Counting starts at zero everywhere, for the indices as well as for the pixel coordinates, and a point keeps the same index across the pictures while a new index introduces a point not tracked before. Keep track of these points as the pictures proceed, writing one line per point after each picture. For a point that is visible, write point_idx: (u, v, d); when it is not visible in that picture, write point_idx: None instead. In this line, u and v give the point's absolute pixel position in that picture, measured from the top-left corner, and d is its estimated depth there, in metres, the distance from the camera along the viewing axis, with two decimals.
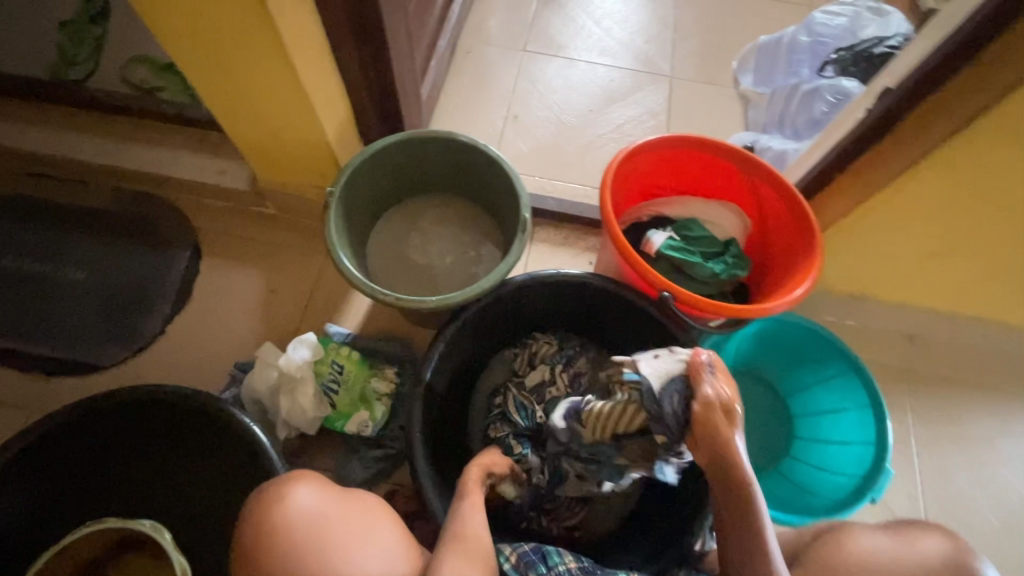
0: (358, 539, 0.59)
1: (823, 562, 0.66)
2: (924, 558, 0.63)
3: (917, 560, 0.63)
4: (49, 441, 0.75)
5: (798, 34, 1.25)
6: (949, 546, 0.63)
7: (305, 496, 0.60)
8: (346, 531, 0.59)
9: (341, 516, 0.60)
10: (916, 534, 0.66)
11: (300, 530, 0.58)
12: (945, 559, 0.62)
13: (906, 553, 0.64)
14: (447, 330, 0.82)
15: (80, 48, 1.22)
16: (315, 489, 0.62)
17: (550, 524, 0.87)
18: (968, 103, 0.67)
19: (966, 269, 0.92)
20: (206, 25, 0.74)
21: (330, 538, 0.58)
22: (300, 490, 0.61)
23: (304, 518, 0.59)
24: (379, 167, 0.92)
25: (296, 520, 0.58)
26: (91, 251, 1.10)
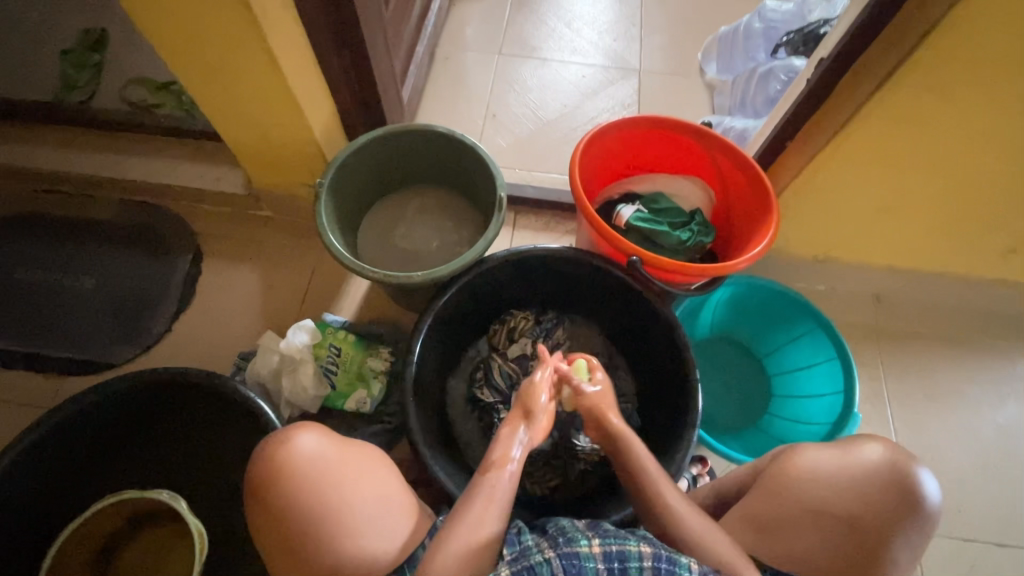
0: (356, 478, 0.67)
1: (779, 478, 0.71)
2: (864, 465, 0.69)
3: (859, 467, 0.69)
4: (69, 425, 0.81)
5: (752, 21, 1.33)
6: (888, 453, 0.69)
7: (309, 440, 0.67)
8: (345, 471, 0.67)
9: (340, 459, 0.67)
10: (858, 443, 0.71)
11: (304, 470, 0.65)
12: (882, 466, 0.68)
13: (851, 463, 0.69)
14: (434, 303, 0.88)
15: (80, 74, 1.31)
16: (318, 435, 0.68)
17: (534, 484, 0.94)
18: (890, 63, 0.74)
19: (915, 224, 0.99)
20: (201, 36, 0.81)
21: (330, 477, 0.66)
22: (306, 437, 0.67)
23: (307, 459, 0.66)
24: (364, 161, 0.99)
25: (300, 460, 0.66)
26: (99, 258, 1.17)
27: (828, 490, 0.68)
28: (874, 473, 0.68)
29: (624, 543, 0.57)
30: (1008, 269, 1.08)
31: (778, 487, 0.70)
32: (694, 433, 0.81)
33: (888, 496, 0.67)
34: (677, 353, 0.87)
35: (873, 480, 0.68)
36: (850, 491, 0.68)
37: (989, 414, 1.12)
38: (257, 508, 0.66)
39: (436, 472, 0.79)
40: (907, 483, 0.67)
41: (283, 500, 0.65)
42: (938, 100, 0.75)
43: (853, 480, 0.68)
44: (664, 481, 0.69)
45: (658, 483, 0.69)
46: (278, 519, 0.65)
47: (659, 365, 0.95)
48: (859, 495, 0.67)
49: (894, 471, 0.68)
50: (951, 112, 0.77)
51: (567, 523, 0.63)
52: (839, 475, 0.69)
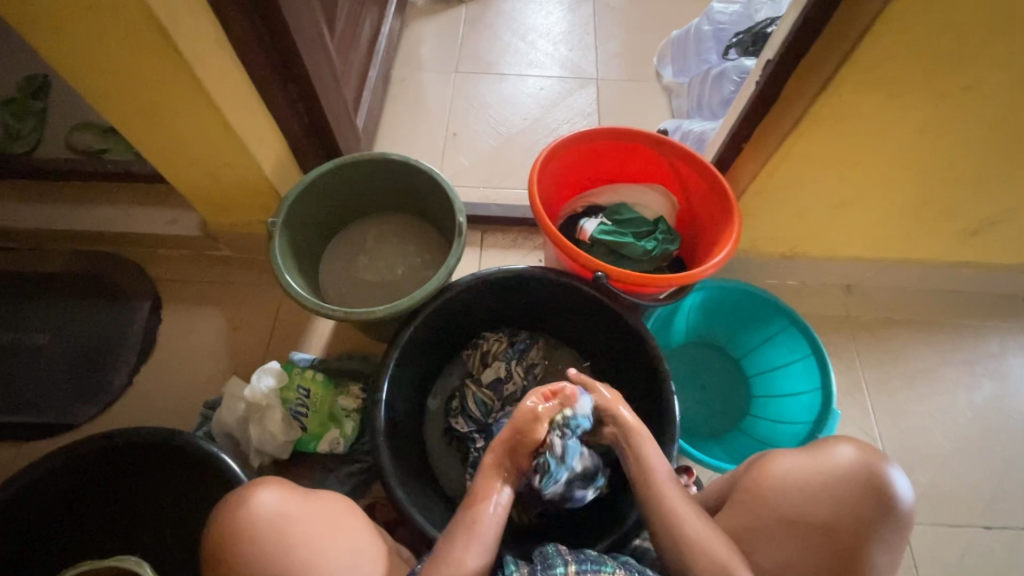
0: (320, 534, 0.65)
1: (752, 488, 0.70)
2: (834, 467, 0.67)
3: (829, 471, 0.67)
4: (22, 498, 0.76)
5: (701, 24, 1.34)
6: (858, 454, 0.68)
7: (268, 497, 0.65)
8: (309, 528, 0.64)
9: (302, 515, 0.65)
10: (829, 446, 0.70)
11: (265, 530, 0.63)
12: (853, 466, 0.67)
13: (820, 466, 0.68)
14: (401, 336, 0.86)
15: (22, 123, 1.26)
16: (279, 491, 0.66)
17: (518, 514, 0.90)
18: (829, 62, 0.75)
19: (874, 215, 1.00)
20: (133, 84, 0.79)
21: (293, 535, 0.63)
22: (265, 494, 0.65)
23: (267, 518, 0.63)
24: (319, 194, 0.97)
25: (260, 520, 0.63)
26: (52, 314, 1.12)
27: (799, 496, 0.67)
28: (844, 475, 0.66)
29: (599, 569, 0.59)
30: (971, 251, 1.09)
31: (751, 497, 0.69)
32: (673, 448, 0.79)
33: (861, 498, 0.65)
34: (651, 366, 0.86)
35: (843, 483, 0.66)
36: (822, 496, 0.66)
37: (966, 396, 1.12)
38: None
39: (413, 514, 0.76)
40: (878, 482, 0.65)
41: (243, 566, 0.61)
42: (883, 95, 0.76)
43: (823, 483, 0.67)
44: (667, 480, 0.69)
45: (661, 486, 0.68)
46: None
47: (634, 378, 0.93)
48: (830, 499, 0.66)
49: (866, 472, 0.66)
50: (897, 106, 0.77)
51: (550, 548, 0.62)
52: (809, 480, 0.67)
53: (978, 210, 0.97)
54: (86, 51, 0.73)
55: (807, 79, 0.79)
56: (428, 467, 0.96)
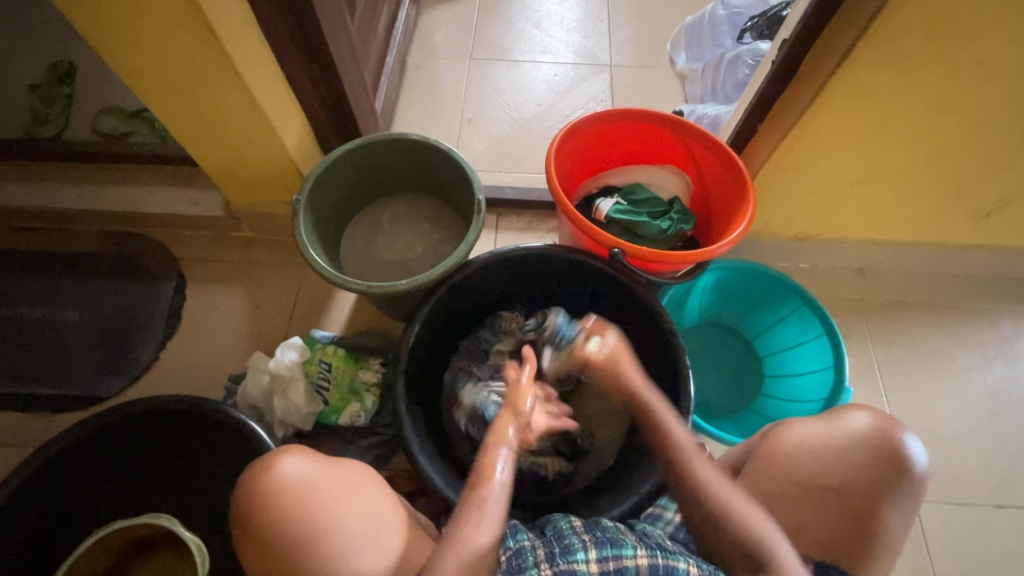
0: (341, 498, 0.68)
1: (768, 455, 0.71)
2: (850, 434, 0.70)
3: (846, 437, 0.69)
4: (60, 460, 0.80)
5: (715, 9, 1.35)
6: (874, 421, 0.70)
7: (293, 463, 0.68)
8: (332, 492, 0.68)
9: (325, 481, 0.68)
10: (844, 413, 0.72)
11: (288, 494, 0.66)
12: (869, 433, 0.69)
13: (837, 433, 0.70)
14: (421, 310, 0.88)
15: (50, 108, 1.29)
16: (301, 458, 0.69)
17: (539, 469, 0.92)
18: (842, 41, 0.76)
19: (887, 196, 1.00)
20: (162, 63, 0.81)
21: (316, 499, 0.67)
22: (290, 461, 0.68)
23: (291, 483, 0.67)
24: (340, 174, 0.99)
25: (285, 485, 0.67)
26: (80, 292, 1.15)
27: (816, 462, 0.69)
28: (861, 441, 0.69)
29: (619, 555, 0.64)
30: (985, 233, 1.09)
31: (769, 464, 0.71)
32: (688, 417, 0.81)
33: (877, 463, 0.67)
34: (666, 341, 0.88)
35: (859, 449, 0.68)
36: (839, 462, 0.68)
37: (979, 378, 1.13)
38: (245, 534, 0.67)
39: (433, 479, 0.79)
40: (895, 449, 0.68)
41: (270, 526, 0.66)
42: (898, 73, 0.77)
43: (840, 450, 0.69)
44: (698, 454, 0.71)
45: (694, 462, 0.70)
46: (267, 546, 0.66)
47: (648, 354, 0.95)
48: (846, 465, 0.68)
49: (882, 438, 0.68)
50: (912, 85, 0.78)
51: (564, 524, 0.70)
52: (826, 446, 0.69)
53: (994, 190, 0.97)
54: (121, 31, 0.76)
55: (822, 58, 0.80)
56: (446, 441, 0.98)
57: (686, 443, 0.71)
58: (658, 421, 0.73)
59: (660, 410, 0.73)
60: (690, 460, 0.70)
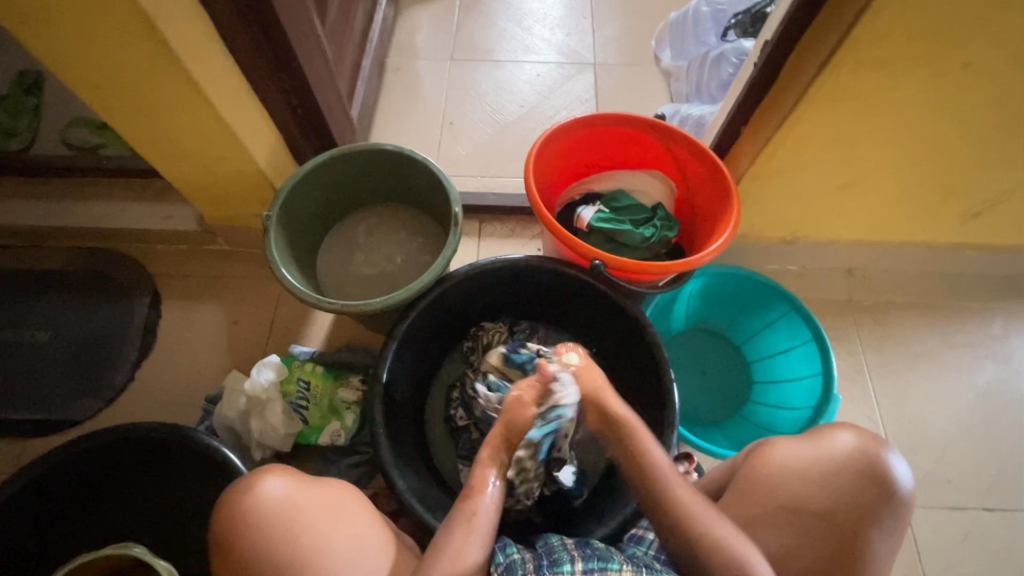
0: (327, 521, 0.64)
1: (752, 476, 0.70)
2: (835, 454, 0.68)
3: (831, 458, 0.68)
4: (27, 492, 0.77)
5: (700, 5, 1.32)
6: (858, 441, 0.68)
7: (273, 485, 0.65)
8: (316, 514, 0.64)
9: (309, 500, 0.65)
10: (830, 433, 0.70)
11: (270, 518, 0.63)
12: (854, 453, 0.67)
13: (821, 455, 0.68)
14: (398, 328, 0.85)
15: (17, 120, 1.26)
16: (285, 479, 0.66)
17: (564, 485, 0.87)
18: (824, 44, 0.73)
19: (874, 198, 0.98)
20: (118, 78, 0.78)
21: (299, 522, 0.63)
22: (271, 482, 0.65)
23: (273, 505, 0.64)
24: (312, 187, 0.96)
25: (267, 507, 0.63)
26: (51, 312, 1.12)
27: (801, 485, 0.67)
28: (847, 462, 0.67)
29: (604, 567, 0.58)
30: (975, 232, 1.08)
31: (752, 486, 0.69)
32: (673, 433, 0.79)
33: (861, 485, 0.66)
34: (649, 353, 0.86)
35: (844, 471, 0.67)
36: (822, 484, 0.67)
37: (970, 379, 1.12)
38: (223, 562, 0.63)
39: (412, 503, 0.76)
40: (880, 470, 0.66)
41: (250, 550, 0.62)
42: (882, 73, 0.74)
43: (824, 472, 0.67)
44: (675, 477, 0.67)
45: (671, 486, 0.66)
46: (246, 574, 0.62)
47: (633, 367, 0.93)
48: (831, 487, 0.66)
49: (867, 459, 0.67)
50: (896, 87, 0.76)
51: (555, 540, 0.65)
52: (810, 468, 0.68)
53: (983, 190, 0.95)
54: (72, 45, 0.72)
55: (806, 59, 0.78)
56: (429, 460, 0.96)
57: (669, 472, 0.67)
58: (642, 449, 0.69)
59: (640, 432, 0.70)
60: (669, 485, 0.66)
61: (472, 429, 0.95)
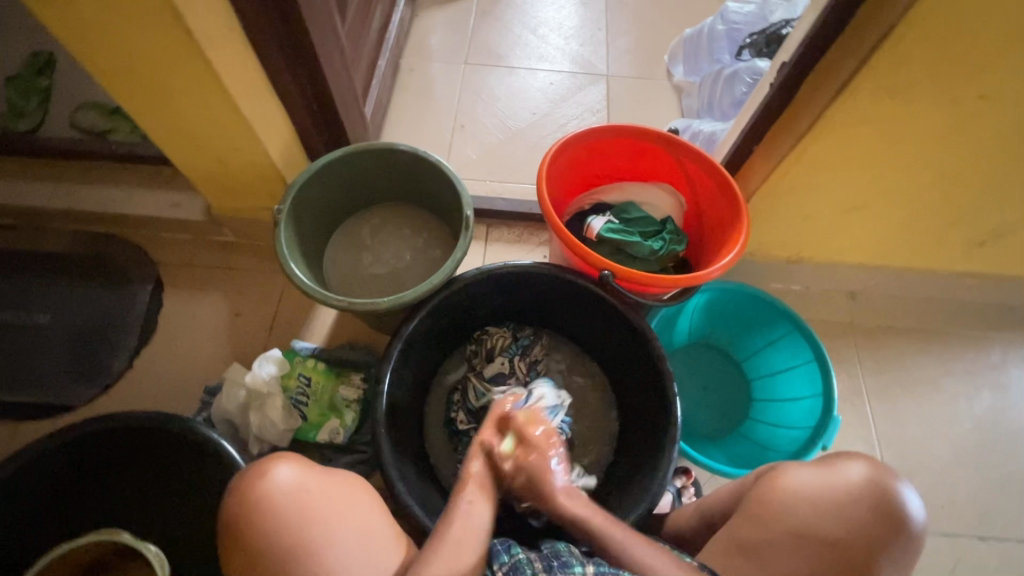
0: (335, 511, 0.64)
1: (763, 500, 0.70)
2: (846, 485, 0.69)
3: (843, 488, 0.68)
4: (20, 476, 0.77)
5: (715, 23, 1.33)
6: (870, 471, 0.69)
7: (286, 472, 0.65)
8: (325, 504, 0.64)
9: (319, 489, 0.65)
10: (841, 462, 0.71)
11: (280, 505, 0.63)
12: (866, 484, 0.68)
13: (833, 483, 0.69)
14: (404, 328, 0.85)
15: (27, 100, 1.25)
16: (296, 467, 0.66)
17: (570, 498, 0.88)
18: (842, 69, 0.74)
19: (881, 223, 0.99)
20: (138, 64, 0.78)
21: (308, 510, 0.63)
22: (284, 468, 0.65)
23: (283, 492, 0.63)
24: (324, 183, 0.96)
25: (277, 493, 0.63)
26: (51, 295, 1.11)
27: (814, 513, 0.68)
28: (859, 493, 0.68)
29: (616, 572, 0.60)
30: (978, 261, 1.09)
31: (759, 508, 0.70)
32: (674, 448, 0.79)
33: (873, 518, 0.66)
34: (653, 366, 0.86)
35: (856, 501, 0.67)
36: (834, 512, 0.67)
37: (966, 407, 1.12)
38: (231, 547, 0.63)
39: (410, 505, 0.76)
40: (890, 502, 0.67)
41: (259, 537, 0.61)
42: (898, 99, 0.75)
43: (836, 501, 0.68)
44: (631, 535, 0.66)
45: (615, 540, 0.66)
46: (253, 560, 0.62)
47: (636, 378, 0.93)
48: (842, 516, 0.67)
49: (878, 492, 0.67)
50: (909, 115, 0.77)
51: (562, 546, 0.65)
52: (822, 496, 0.68)
53: (988, 221, 0.96)
54: (96, 29, 0.72)
55: (821, 82, 0.78)
56: (427, 462, 0.95)
57: (609, 529, 0.67)
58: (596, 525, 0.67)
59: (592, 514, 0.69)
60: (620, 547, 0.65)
61: (472, 433, 0.95)
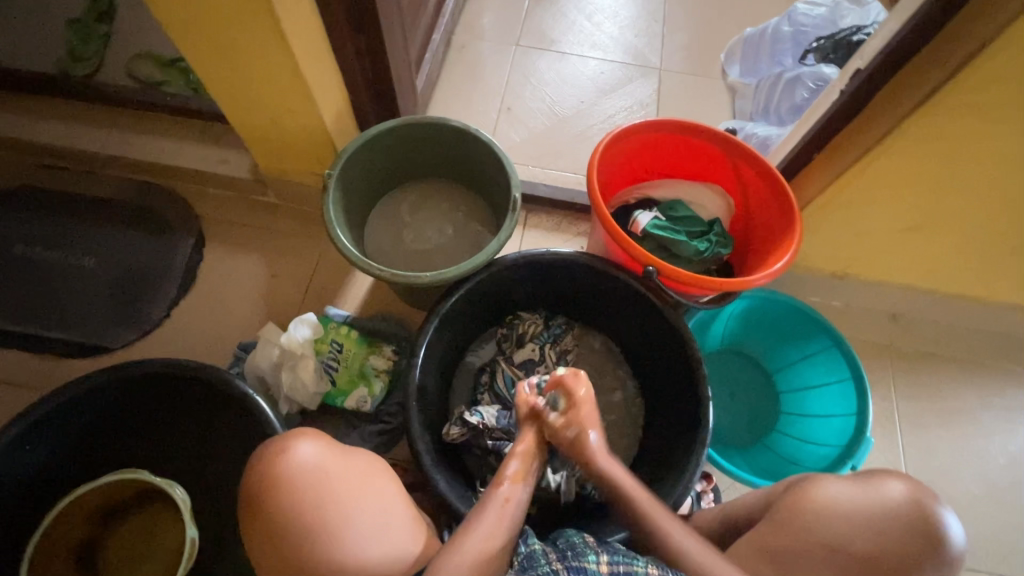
0: (353, 492, 0.65)
1: (793, 508, 0.70)
2: (884, 501, 0.67)
3: (879, 503, 0.67)
4: (64, 410, 0.79)
5: (781, 24, 1.30)
6: (911, 492, 0.67)
7: (307, 450, 0.65)
8: (346, 484, 0.65)
9: (339, 469, 0.66)
10: (880, 479, 0.69)
11: (301, 483, 0.63)
12: (905, 503, 0.67)
13: (869, 499, 0.68)
14: (442, 304, 0.85)
15: (86, 45, 1.27)
16: (317, 444, 0.67)
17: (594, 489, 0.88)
18: (925, 83, 0.72)
19: (938, 245, 0.96)
20: (208, 17, 0.78)
21: (328, 489, 0.64)
22: (304, 448, 0.65)
23: (305, 470, 0.64)
24: (373, 153, 0.96)
25: (298, 472, 0.64)
26: (98, 238, 1.14)
27: (846, 527, 0.67)
28: (896, 513, 0.66)
29: (630, 563, 0.60)
30: None
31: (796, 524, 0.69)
32: (704, 451, 0.78)
33: (908, 536, 0.65)
34: (689, 367, 0.85)
35: (893, 519, 0.66)
36: (869, 529, 0.66)
37: (1001, 443, 1.09)
38: (252, 517, 0.64)
39: (436, 479, 0.76)
40: (929, 524, 0.65)
41: (279, 513, 0.62)
42: (981, 118, 0.72)
43: (870, 517, 0.67)
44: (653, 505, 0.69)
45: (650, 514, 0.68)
46: (272, 534, 0.63)
47: (667, 375, 0.93)
48: (877, 533, 0.66)
49: (918, 510, 0.66)
50: (988, 138, 0.74)
51: (578, 539, 0.64)
52: (856, 510, 0.67)
53: None
54: None
55: (899, 92, 0.75)
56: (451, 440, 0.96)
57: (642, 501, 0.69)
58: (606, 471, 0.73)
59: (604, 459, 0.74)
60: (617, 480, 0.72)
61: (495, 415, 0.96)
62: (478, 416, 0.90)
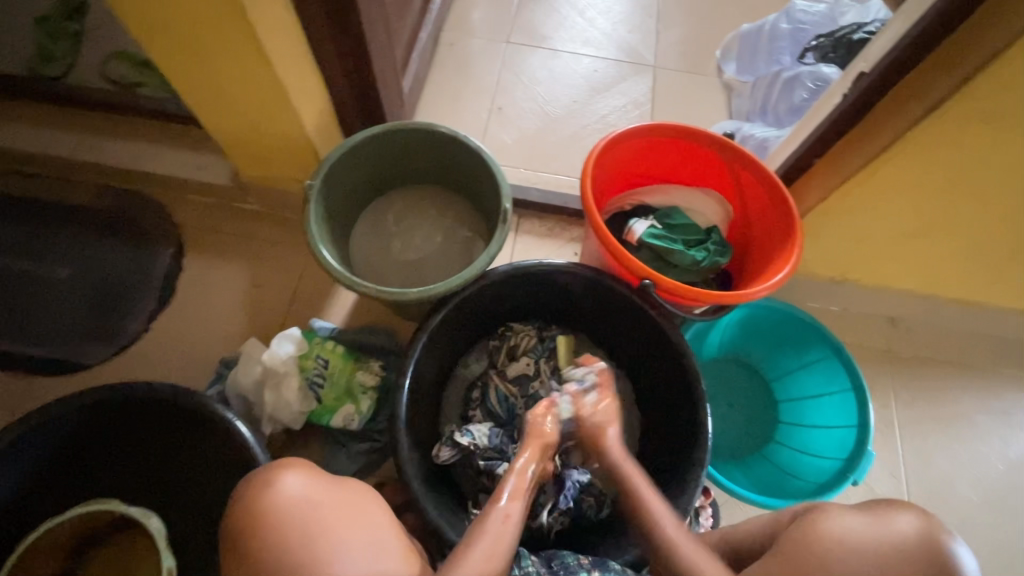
0: (342, 522, 0.62)
1: (794, 548, 0.61)
2: (894, 537, 0.58)
3: (890, 540, 0.58)
4: (33, 437, 0.75)
5: (778, 21, 1.26)
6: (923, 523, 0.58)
7: (293, 481, 0.63)
8: (335, 515, 0.62)
9: (326, 499, 0.63)
10: (890, 510, 0.60)
11: (287, 514, 0.60)
12: (916, 537, 0.58)
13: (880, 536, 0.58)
14: (431, 320, 0.82)
15: (56, 45, 1.21)
16: (303, 475, 0.64)
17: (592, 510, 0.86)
18: (932, 88, 0.69)
19: (940, 251, 0.94)
20: (178, 19, 0.73)
21: (315, 521, 0.61)
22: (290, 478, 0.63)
23: (292, 501, 0.61)
24: (358, 160, 0.92)
25: (284, 503, 0.61)
26: (71, 248, 1.09)
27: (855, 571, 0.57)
28: (908, 549, 0.57)
29: None
30: None
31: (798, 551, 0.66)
32: (704, 472, 0.75)
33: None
34: (687, 383, 0.82)
35: (904, 558, 0.57)
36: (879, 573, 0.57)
37: (1000, 449, 1.08)
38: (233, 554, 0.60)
39: (426, 505, 0.73)
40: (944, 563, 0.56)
41: (262, 547, 0.59)
42: (988, 125, 0.69)
43: (881, 557, 0.57)
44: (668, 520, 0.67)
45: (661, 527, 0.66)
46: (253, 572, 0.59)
47: (664, 389, 0.90)
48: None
49: (931, 547, 0.57)
50: (995, 146, 0.71)
51: (572, 560, 0.69)
52: (866, 551, 0.58)
53: None
54: None
55: (905, 98, 0.72)
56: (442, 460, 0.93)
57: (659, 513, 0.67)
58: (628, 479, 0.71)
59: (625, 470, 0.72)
60: (634, 483, 0.70)
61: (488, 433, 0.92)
62: (469, 436, 0.86)
